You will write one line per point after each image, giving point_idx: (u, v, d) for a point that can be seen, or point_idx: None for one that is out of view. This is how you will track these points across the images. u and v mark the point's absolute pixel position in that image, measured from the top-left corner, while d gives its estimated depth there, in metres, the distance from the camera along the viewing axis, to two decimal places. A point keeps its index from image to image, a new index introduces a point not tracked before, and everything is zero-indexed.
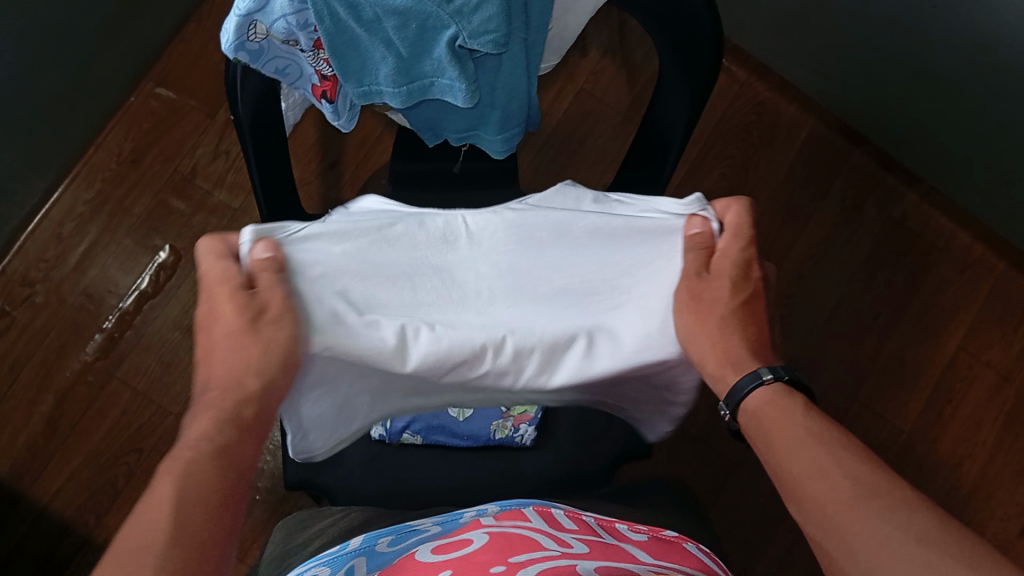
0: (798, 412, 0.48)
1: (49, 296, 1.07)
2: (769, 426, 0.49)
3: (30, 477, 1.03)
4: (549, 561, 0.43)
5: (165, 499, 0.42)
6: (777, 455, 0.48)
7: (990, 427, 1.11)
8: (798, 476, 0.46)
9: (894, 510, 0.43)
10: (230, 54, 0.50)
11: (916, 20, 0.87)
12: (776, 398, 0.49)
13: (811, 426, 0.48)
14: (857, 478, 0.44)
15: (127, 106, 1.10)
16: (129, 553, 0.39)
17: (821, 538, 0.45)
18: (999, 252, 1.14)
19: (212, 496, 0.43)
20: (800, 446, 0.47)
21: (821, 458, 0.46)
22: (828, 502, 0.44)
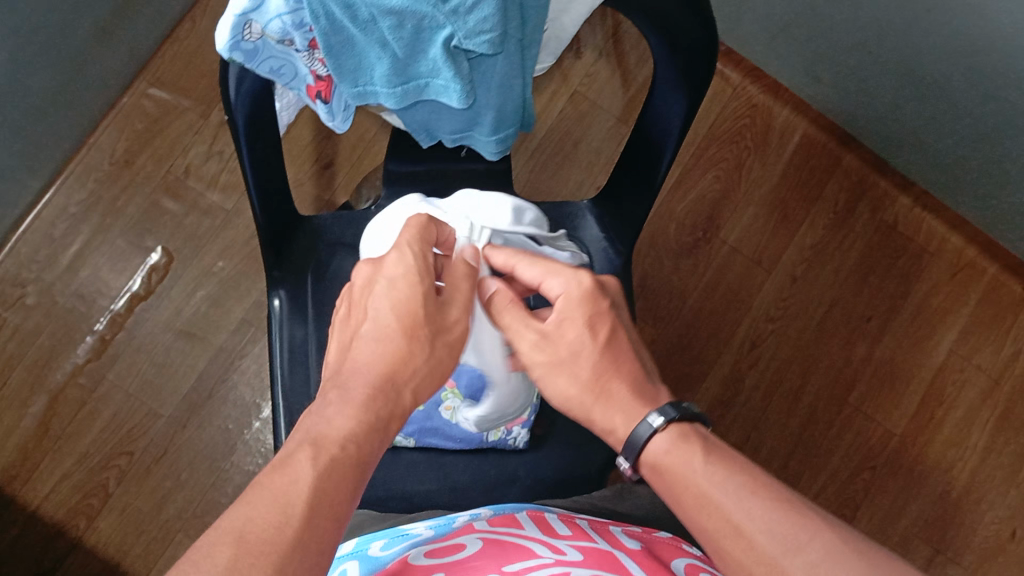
0: (697, 460, 0.47)
1: (41, 298, 1.06)
2: (674, 479, 0.47)
3: (20, 480, 1.02)
4: (543, 571, 0.43)
5: (301, 485, 0.40)
6: (690, 512, 0.46)
7: (981, 430, 1.12)
8: (712, 532, 0.45)
9: (823, 562, 0.41)
10: (225, 54, 0.49)
11: (909, 24, 0.87)
12: (673, 446, 0.48)
13: (712, 472, 0.46)
14: (773, 528, 0.43)
15: (120, 107, 1.10)
16: (263, 539, 0.37)
17: None
18: (991, 256, 1.14)
19: (343, 495, 0.41)
20: (709, 499, 0.45)
21: (731, 511, 0.44)
22: (751, 562, 0.43)
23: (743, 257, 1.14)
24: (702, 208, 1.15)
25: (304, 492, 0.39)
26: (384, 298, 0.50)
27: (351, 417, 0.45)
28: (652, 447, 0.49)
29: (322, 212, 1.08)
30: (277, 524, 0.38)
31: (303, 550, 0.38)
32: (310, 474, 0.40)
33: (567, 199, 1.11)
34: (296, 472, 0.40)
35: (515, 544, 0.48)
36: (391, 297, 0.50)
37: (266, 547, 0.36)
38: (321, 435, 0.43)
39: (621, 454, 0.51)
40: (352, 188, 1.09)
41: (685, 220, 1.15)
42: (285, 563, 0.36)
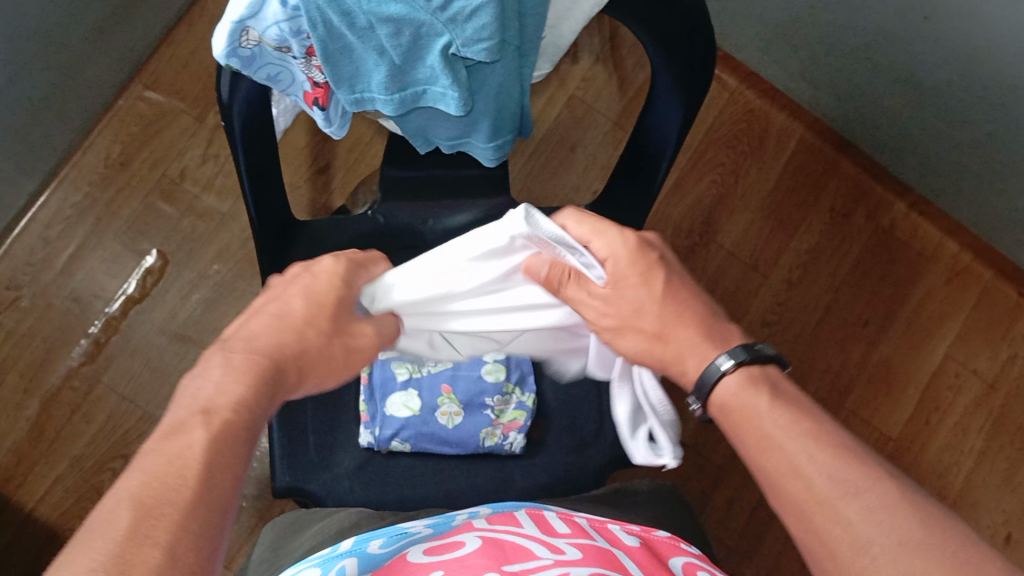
0: (763, 401, 0.47)
1: (36, 300, 1.06)
2: (739, 419, 0.48)
3: (14, 483, 1.02)
4: (543, 572, 0.43)
5: (194, 448, 0.39)
6: (750, 451, 0.47)
7: (977, 435, 1.12)
8: (770, 471, 0.45)
9: (877, 510, 0.41)
10: (223, 61, 0.49)
11: (905, 31, 0.88)
12: (742, 388, 0.49)
13: (777, 415, 0.47)
14: (831, 471, 0.43)
15: (115, 109, 1.09)
16: (151, 509, 0.35)
17: (803, 536, 0.44)
18: (986, 261, 1.14)
19: (238, 459, 0.41)
20: (770, 439, 0.46)
21: (791, 451, 0.45)
22: (806, 502, 0.43)
23: (740, 261, 1.14)
24: (698, 213, 1.15)
25: (196, 455, 0.39)
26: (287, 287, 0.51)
27: (242, 382, 0.44)
28: (721, 387, 0.50)
29: (319, 215, 1.08)
30: (178, 490, 0.37)
31: (202, 511, 0.37)
32: (205, 439, 0.40)
33: (564, 202, 1.11)
34: (191, 438, 0.39)
35: (514, 543, 0.48)
36: (307, 285, 0.51)
37: (165, 511, 0.36)
38: (213, 400, 0.42)
39: (691, 394, 0.52)
40: (349, 191, 1.09)
41: (682, 224, 1.14)
42: (187, 522, 0.36)
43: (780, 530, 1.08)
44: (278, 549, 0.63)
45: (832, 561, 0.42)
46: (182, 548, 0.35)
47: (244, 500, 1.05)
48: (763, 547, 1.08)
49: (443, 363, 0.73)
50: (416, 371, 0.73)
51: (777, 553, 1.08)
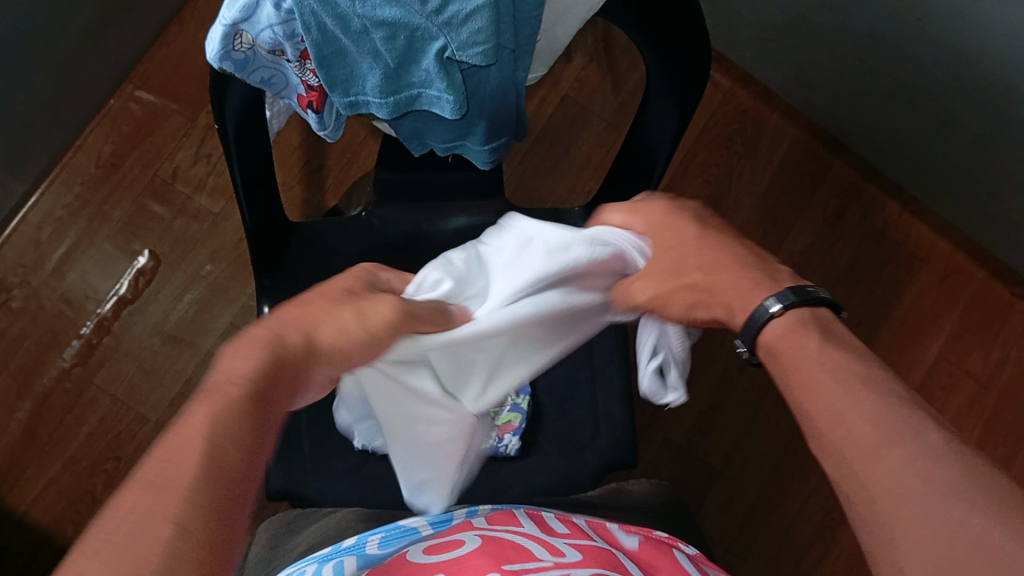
0: (811, 345, 0.45)
1: (27, 302, 1.05)
2: (789, 357, 0.46)
3: (6, 485, 1.02)
4: (543, 572, 0.43)
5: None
6: (797, 389, 0.44)
7: (970, 434, 1.12)
8: (817, 410, 0.42)
9: (921, 458, 0.37)
10: (215, 64, 0.49)
11: (897, 33, 0.88)
12: (803, 324, 0.46)
13: (826, 359, 0.43)
14: (880, 410, 0.40)
15: (107, 109, 1.09)
16: (145, 489, 0.31)
17: (841, 484, 0.40)
18: (979, 262, 1.14)
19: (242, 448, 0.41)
20: (820, 376, 0.43)
21: (839, 392, 0.42)
22: (847, 450, 0.40)
23: None
24: None
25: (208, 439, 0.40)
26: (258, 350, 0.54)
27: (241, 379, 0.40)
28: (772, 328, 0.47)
29: (312, 215, 1.08)
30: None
31: (221, 489, 0.32)
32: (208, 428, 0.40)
33: (558, 203, 1.11)
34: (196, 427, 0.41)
35: (514, 543, 0.47)
36: None
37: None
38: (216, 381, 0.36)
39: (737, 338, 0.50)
40: (342, 191, 1.08)
41: None
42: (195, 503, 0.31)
43: (775, 530, 1.08)
44: (273, 549, 0.62)
45: (870, 510, 0.38)
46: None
47: None
48: (757, 547, 1.08)
49: None
50: None
51: (771, 553, 1.08)
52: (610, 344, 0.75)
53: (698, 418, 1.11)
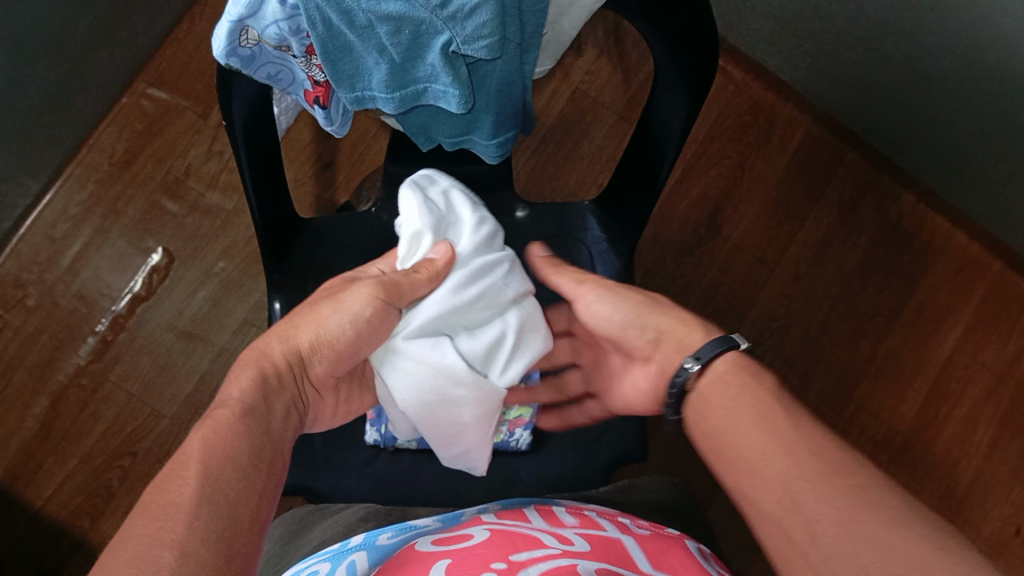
0: (742, 391, 0.49)
1: (42, 299, 1.06)
2: (715, 407, 0.49)
3: (23, 480, 1.02)
4: (550, 561, 0.43)
5: (192, 453, 0.41)
6: (720, 439, 0.48)
7: (986, 427, 1.11)
8: (741, 460, 0.46)
9: (842, 510, 0.40)
10: (222, 61, 0.49)
11: (908, 22, 0.87)
12: (730, 374, 0.50)
13: (753, 403, 0.48)
14: (801, 452, 0.43)
15: (120, 107, 1.09)
16: (156, 516, 0.36)
17: (768, 534, 0.43)
18: (994, 253, 1.13)
19: (243, 462, 0.42)
20: (741, 427, 0.47)
21: (764, 443, 0.45)
22: (777, 500, 0.43)
23: (746, 254, 1.14)
24: (704, 205, 1.15)
25: (194, 456, 0.41)
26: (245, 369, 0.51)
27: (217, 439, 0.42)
28: (700, 382, 0.52)
29: (323, 211, 1.08)
30: (181, 489, 0.38)
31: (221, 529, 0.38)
32: (199, 448, 0.41)
33: (569, 196, 1.11)
34: (187, 448, 0.41)
35: (523, 535, 0.48)
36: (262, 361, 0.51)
37: (171, 510, 0.37)
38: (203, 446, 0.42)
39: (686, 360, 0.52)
40: (353, 187, 1.09)
41: (687, 218, 1.15)
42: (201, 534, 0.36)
43: None
44: (285, 545, 0.62)
45: (801, 557, 0.40)
46: (197, 548, 0.36)
47: None
48: None
49: None
50: None
51: None
52: None
53: None
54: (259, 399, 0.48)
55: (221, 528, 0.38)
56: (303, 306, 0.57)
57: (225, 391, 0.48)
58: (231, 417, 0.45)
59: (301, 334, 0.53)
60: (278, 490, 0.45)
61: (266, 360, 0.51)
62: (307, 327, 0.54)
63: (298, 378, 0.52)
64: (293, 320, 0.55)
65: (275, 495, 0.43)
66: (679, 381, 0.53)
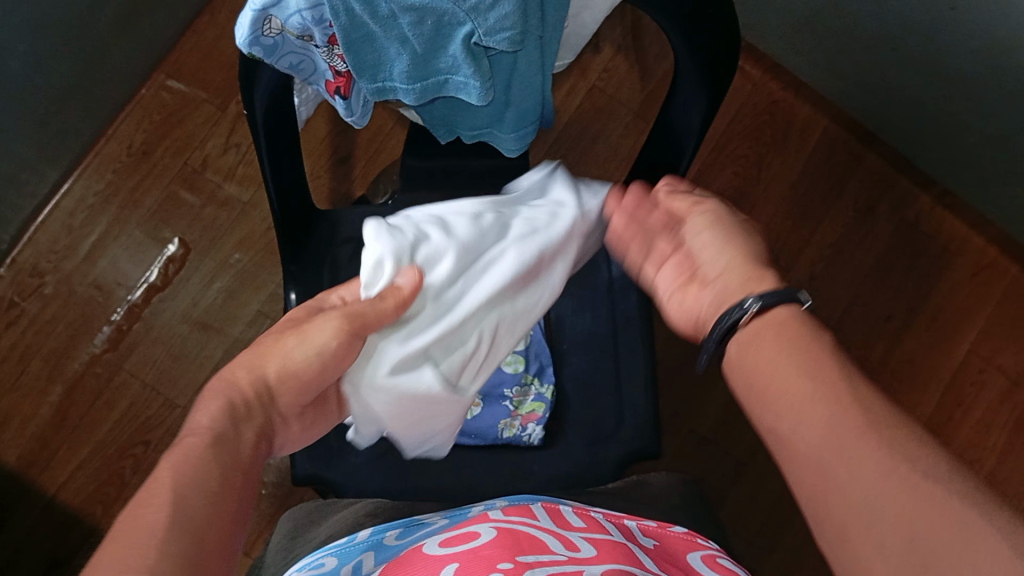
0: (794, 342, 0.48)
1: (59, 287, 1.07)
2: (759, 358, 0.49)
3: (37, 467, 1.03)
4: (557, 566, 0.43)
5: (164, 479, 0.40)
6: (764, 387, 0.48)
7: (1000, 432, 1.10)
8: (784, 407, 0.46)
9: (891, 464, 0.40)
10: (244, 49, 0.49)
11: (929, 22, 0.87)
12: (780, 325, 0.50)
13: (810, 355, 0.47)
14: (847, 405, 0.43)
15: (139, 97, 1.10)
16: (129, 543, 0.35)
17: (812, 485, 0.43)
18: (1012, 257, 1.13)
19: (214, 489, 0.41)
20: (788, 375, 0.47)
21: (815, 394, 0.45)
22: (824, 447, 0.43)
23: None
24: None
25: (166, 483, 0.39)
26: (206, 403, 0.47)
27: (188, 460, 0.41)
28: (751, 326, 0.51)
29: (340, 204, 1.08)
30: (154, 516, 0.37)
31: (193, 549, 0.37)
32: (170, 475, 0.40)
33: None
34: (157, 477, 0.40)
35: (529, 535, 0.47)
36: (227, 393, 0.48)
37: (143, 535, 0.36)
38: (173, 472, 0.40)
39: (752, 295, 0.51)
40: (370, 180, 1.09)
41: None
42: (173, 557, 0.36)
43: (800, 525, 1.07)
44: (294, 537, 0.63)
45: (848, 511, 0.41)
46: (169, 574, 0.35)
47: (264, 489, 1.05)
48: (781, 542, 1.07)
49: None
50: None
51: (794, 548, 1.07)
52: (635, 335, 0.74)
53: (723, 412, 1.10)
54: (226, 428, 0.45)
55: (190, 558, 0.37)
56: (273, 332, 0.53)
57: (193, 416, 0.46)
58: (198, 446, 0.43)
59: (268, 364, 0.50)
60: (246, 520, 0.43)
61: (234, 390, 0.48)
62: (272, 355, 0.50)
63: (266, 409, 0.49)
64: (260, 350, 0.51)
65: (242, 526, 0.42)
66: (733, 315, 0.51)
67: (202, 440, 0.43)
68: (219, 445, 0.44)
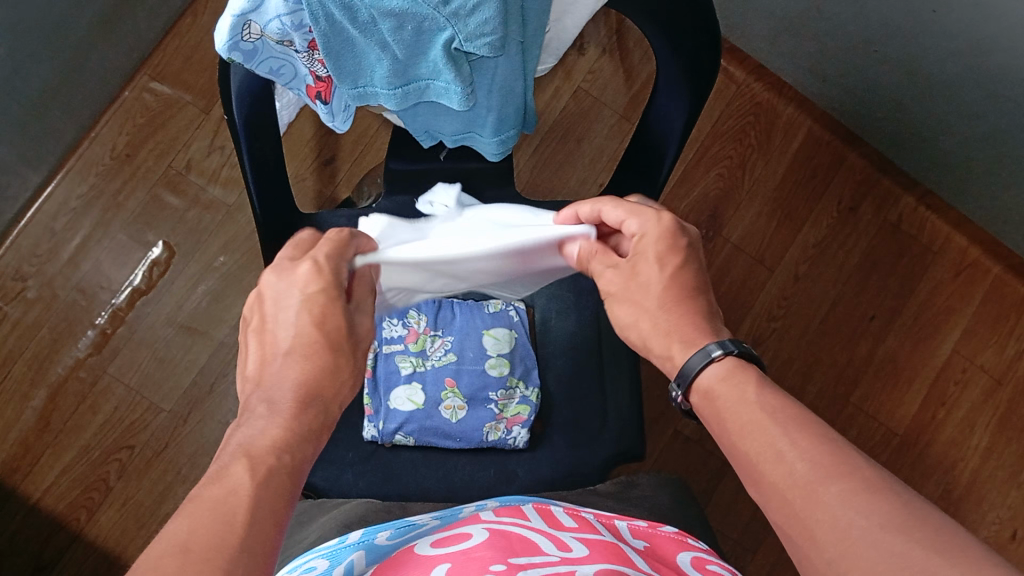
0: (748, 388, 0.46)
1: (42, 292, 1.06)
2: (714, 427, 0.47)
3: (21, 473, 1.02)
4: (549, 567, 0.42)
5: (240, 480, 0.37)
6: (725, 449, 0.46)
7: (984, 430, 1.11)
8: (743, 461, 0.44)
9: (851, 498, 0.38)
10: (224, 54, 0.49)
11: (909, 23, 0.87)
12: (717, 390, 0.47)
13: (765, 397, 0.45)
14: (791, 459, 0.41)
15: (121, 99, 1.09)
16: (210, 527, 0.34)
17: (786, 528, 0.41)
18: (994, 256, 1.14)
19: (286, 486, 0.39)
20: (738, 441, 0.44)
21: (775, 432, 0.43)
22: (789, 489, 0.41)
23: (746, 256, 1.14)
24: (705, 206, 1.14)
25: (246, 477, 0.38)
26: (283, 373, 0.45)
27: (252, 448, 0.40)
28: (695, 400, 0.49)
29: (325, 206, 1.08)
30: (230, 500, 0.36)
31: (260, 539, 0.36)
32: (246, 465, 0.39)
33: (570, 195, 1.11)
34: (236, 472, 0.38)
35: (520, 537, 0.47)
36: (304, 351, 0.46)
37: (221, 520, 0.35)
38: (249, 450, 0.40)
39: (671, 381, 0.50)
40: (354, 183, 1.09)
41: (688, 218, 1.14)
42: (238, 550, 0.34)
43: None
44: (284, 541, 0.62)
45: (816, 551, 0.39)
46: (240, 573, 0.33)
47: None
48: (766, 539, 1.08)
49: (447, 356, 0.73)
50: (419, 364, 0.73)
51: (779, 547, 1.08)
52: (617, 336, 0.75)
53: None
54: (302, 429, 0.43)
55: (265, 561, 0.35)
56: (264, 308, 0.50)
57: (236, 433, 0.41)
58: (273, 443, 0.41)
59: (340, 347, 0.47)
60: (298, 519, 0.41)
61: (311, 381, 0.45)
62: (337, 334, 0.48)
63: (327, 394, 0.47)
64: (304, 332, 0.46)
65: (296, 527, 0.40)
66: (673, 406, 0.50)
67: (263, 432, 0.41)
68: (277, 425, 0.42)
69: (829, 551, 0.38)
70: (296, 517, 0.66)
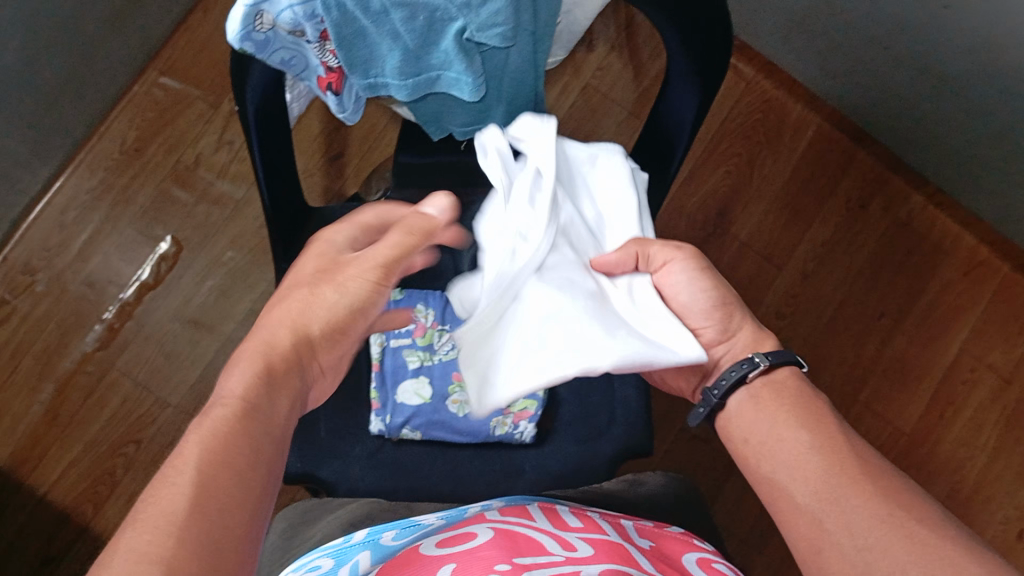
0: (808, 394, 0.53)
1: (51, 285, 1.06)
2: (758, 408, 0.54)
3: (29, 466, 1.03)
4: (554, 567, 0.42)
5: (189, 459, 0.39)
6: (752, 444, 0.53)
7: (992, 430, 1.11)
8: (787, 442, 0.51)
9: (892, 500, 0.46)
10: (236, 45, 0.49)
11: (921, 20, 0.86)
12: (780, 385, 0.54)
13: (823, 407, 0.52)
14: (846, 459, 0.48)
15: (131, 94, 1.10)
16: (147, 530, 0.35)
17: (811, 507, 0.48)
18: (1004, 255, 1.13)
19: (242, 465, 0.40)
20: (790, 428, 0.51)
21: (832, 435, 0.50)
22: (834, 479, 0.47)
23: (755, 253, 1.14)
24: (713, 204, 1.15)
25: (190, 461, 0.39)
26: (276, 317, 0.49)
27: (200, 434, 0.41)
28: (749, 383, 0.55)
29: (332, 202, 1.08)
30: (177, 494, 0.37)
31: (203, 527, 0.36)
32: (196, 451, 0.39)
33: None
34: (184, 455, 0.39)
35: (526, 537, 0.47)
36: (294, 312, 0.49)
37: (163, 518, 0.36)
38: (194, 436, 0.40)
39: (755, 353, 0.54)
40: (362, 178, 1.09)
41: (696, 215, 1.14)
42: (180, 550, 0.34)
43: None
44: (289, 540, 0.62)
45: (846, 532, 0.45)
46: (185, 561, 0.34)
47: None
48: (772, 538, 1.08)
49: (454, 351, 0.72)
50: (427, 358, 0.73)
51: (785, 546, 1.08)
52: None
53: None
54: (261, 399, 0.44)
55: (210, 538, 0.36)
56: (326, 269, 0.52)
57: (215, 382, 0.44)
58: (230, 419, 0.42)
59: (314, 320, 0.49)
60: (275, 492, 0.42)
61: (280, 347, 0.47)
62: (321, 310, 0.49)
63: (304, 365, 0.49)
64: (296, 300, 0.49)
65: (268, 509, 0.40)
66: (737, 373, 0.54)
67: (222, 410, 0.42)
68: (236, 392, 0.43)
69: (865, 536, 0.45)
70: (302, 513, 0.66)
